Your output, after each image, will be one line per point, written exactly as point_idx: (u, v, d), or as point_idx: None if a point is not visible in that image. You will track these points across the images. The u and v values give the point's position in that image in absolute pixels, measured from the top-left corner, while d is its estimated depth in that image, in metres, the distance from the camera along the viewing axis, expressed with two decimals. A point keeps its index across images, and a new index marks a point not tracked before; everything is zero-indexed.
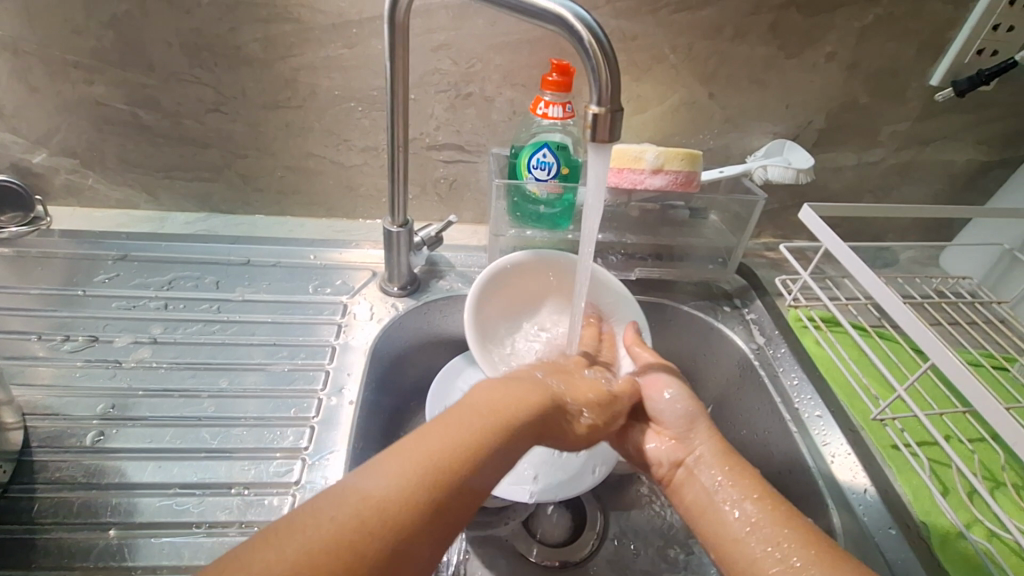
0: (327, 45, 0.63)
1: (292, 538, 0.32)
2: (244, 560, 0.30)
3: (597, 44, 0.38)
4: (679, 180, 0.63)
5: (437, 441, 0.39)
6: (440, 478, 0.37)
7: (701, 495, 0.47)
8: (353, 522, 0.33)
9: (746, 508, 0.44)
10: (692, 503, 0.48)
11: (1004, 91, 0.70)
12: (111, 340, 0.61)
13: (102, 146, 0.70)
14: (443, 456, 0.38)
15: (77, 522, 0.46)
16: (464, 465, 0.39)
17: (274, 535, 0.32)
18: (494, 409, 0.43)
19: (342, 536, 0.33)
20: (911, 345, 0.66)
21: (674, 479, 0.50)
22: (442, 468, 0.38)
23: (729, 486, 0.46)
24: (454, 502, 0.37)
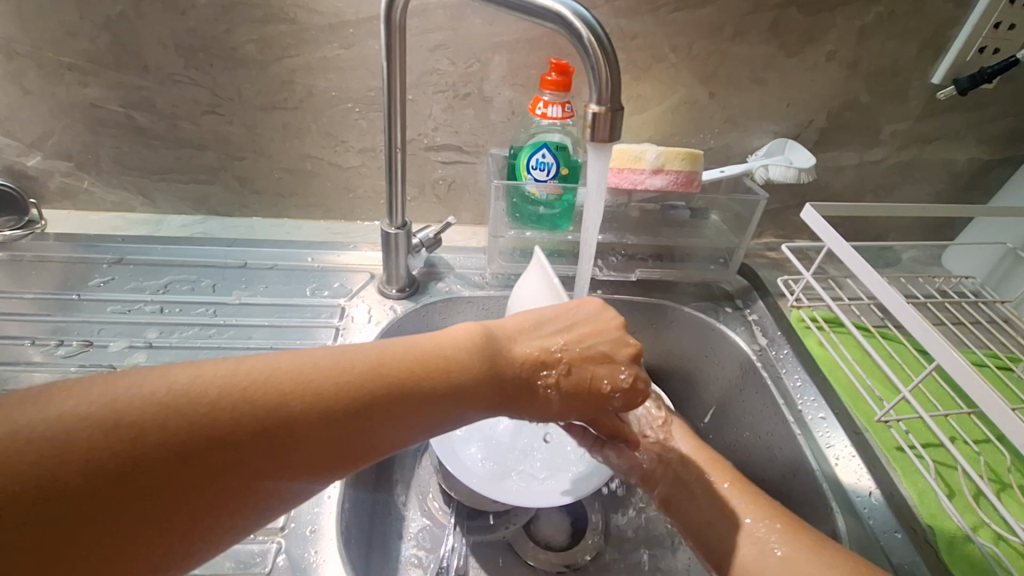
0: (323, 46, 0.63)
1: (139, 384, 0.30)
2: (96, 386, 0.29)
3: (596, 42, 0.37)
4: (680, 181, 0.62)
5: (369, 358, 0.36)
6: (360, 385, 0.35)
7: (704, 506, 0.46)
8: (255, 394, 0.32)
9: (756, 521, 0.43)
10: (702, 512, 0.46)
11: (1007, 89, 0.70)
12: (106, 345, 0.60)
13: (97, 148, 0.70)
14: (369, 372, 0.36)
15: None
16: (385, 380, 0.36)
17: (188, 370, 0.32)
18: (453, 347, 0.39)
19: (172, 399, 0.30)
20: (914, 345, 0.66)
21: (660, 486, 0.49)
22: (364, 377, 0.35)
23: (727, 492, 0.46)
24: (297, 427, 0.32)
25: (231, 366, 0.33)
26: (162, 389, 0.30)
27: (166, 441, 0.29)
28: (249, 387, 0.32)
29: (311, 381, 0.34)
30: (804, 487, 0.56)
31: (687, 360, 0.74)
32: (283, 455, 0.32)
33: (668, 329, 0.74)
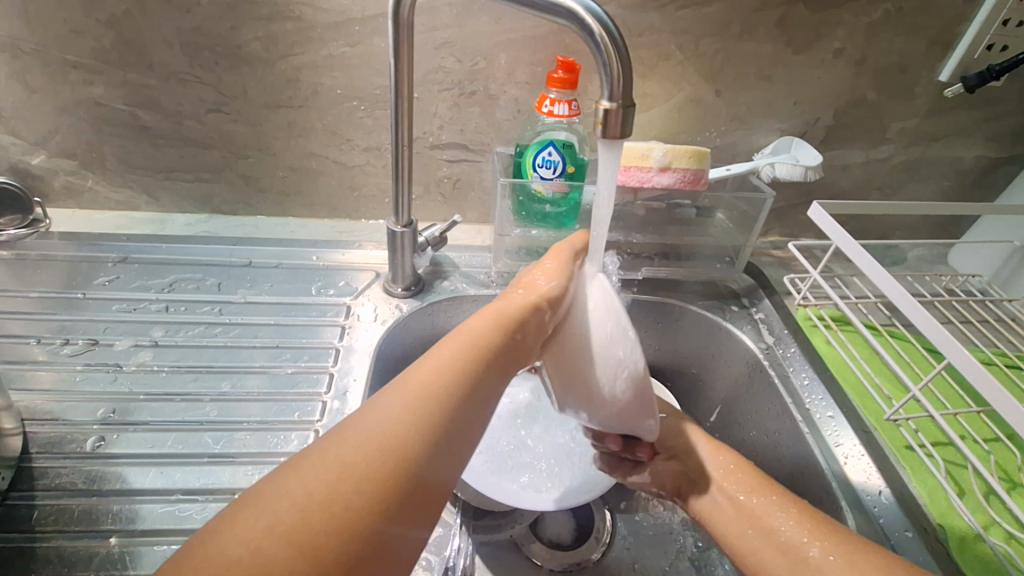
0: (329, 43, 0.62)
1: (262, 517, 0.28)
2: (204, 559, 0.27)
3: (608, 37, 0.37)
4: (687, 178, 0.62)
5: (406, 391, 0.36)
6: (422, 415, 0.35)
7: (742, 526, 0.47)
8: (349, 473, 0.31)
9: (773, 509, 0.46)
10: (723, 507, 0.49)
11: (1014, 87, 0.70)
12: (112, 344, 0.60)
13: (101, 147, 0.69)
14: (420, 398, 0.35)
15: (79, 529, 0.45)
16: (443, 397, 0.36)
17: (268, 496, 0.30)
18: (466, 339, 0.40)
19: (311, 515, 0.29)
20: (923, 344, 0.65)
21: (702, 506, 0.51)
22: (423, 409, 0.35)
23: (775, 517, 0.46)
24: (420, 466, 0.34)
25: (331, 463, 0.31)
26: (269, 525, 0.28)
27: None
28: (338, 476, 0.31)
29: (384, 438, 0.33)
30: (812, 487, 0.56)
31: (693, 359, 0.74)
32: (410, 488, 0.32)
33: (674, 327, 0.74)
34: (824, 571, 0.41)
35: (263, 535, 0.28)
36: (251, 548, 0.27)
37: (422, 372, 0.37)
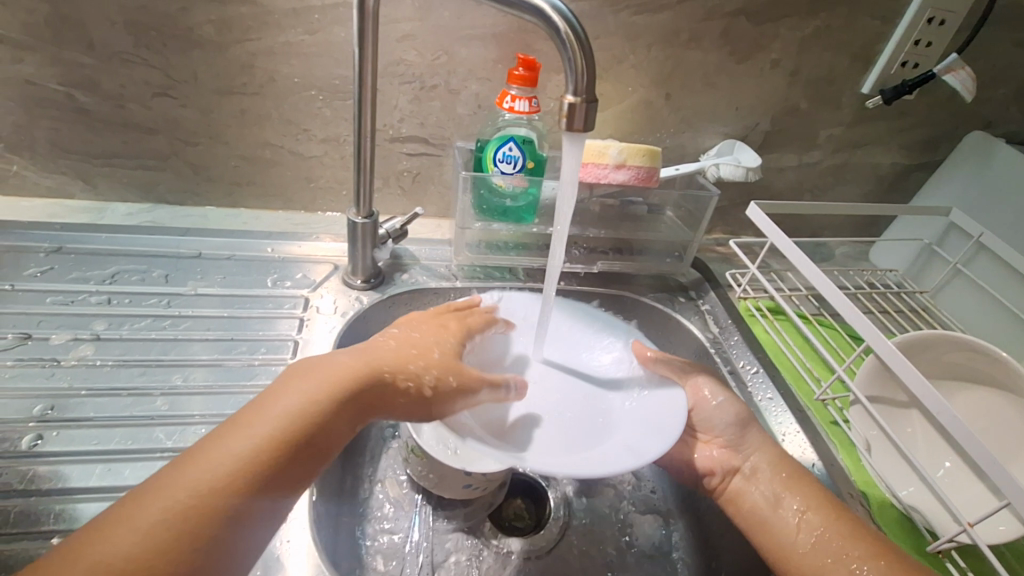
0: (287, 30, 0.61)
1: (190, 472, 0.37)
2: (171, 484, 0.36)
3: (573, 35, 0.39)
4: (640, 176, 0.65)
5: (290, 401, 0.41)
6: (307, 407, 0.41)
7: (755, 511, 0.53)
8: (236, 472, 0.37)
9: (811, 518, 0.50)
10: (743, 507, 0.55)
11: (924, 101, 0.78)
12: (48, 337, 0.56)
13: (31, 129, 0.65)
14: (286, 411, 0.41)
15: (15, 531, 0.42)
16: (323, 404, 0.42)
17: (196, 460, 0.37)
18: (354, 362, 0.46)
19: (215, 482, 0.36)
20: (847, 330, 0.71)
21: (727, 488, 0.57)
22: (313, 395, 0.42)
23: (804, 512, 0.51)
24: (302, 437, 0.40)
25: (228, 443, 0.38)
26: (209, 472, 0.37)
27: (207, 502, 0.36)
28: (224, 466, 0.37)
29: (265, 431, 0.39)
30: None
31: None
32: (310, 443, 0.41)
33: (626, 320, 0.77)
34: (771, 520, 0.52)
35: (144, 527, 0.34)
36: (151, 527, 0.34)
37: (300, 393, 0.42)
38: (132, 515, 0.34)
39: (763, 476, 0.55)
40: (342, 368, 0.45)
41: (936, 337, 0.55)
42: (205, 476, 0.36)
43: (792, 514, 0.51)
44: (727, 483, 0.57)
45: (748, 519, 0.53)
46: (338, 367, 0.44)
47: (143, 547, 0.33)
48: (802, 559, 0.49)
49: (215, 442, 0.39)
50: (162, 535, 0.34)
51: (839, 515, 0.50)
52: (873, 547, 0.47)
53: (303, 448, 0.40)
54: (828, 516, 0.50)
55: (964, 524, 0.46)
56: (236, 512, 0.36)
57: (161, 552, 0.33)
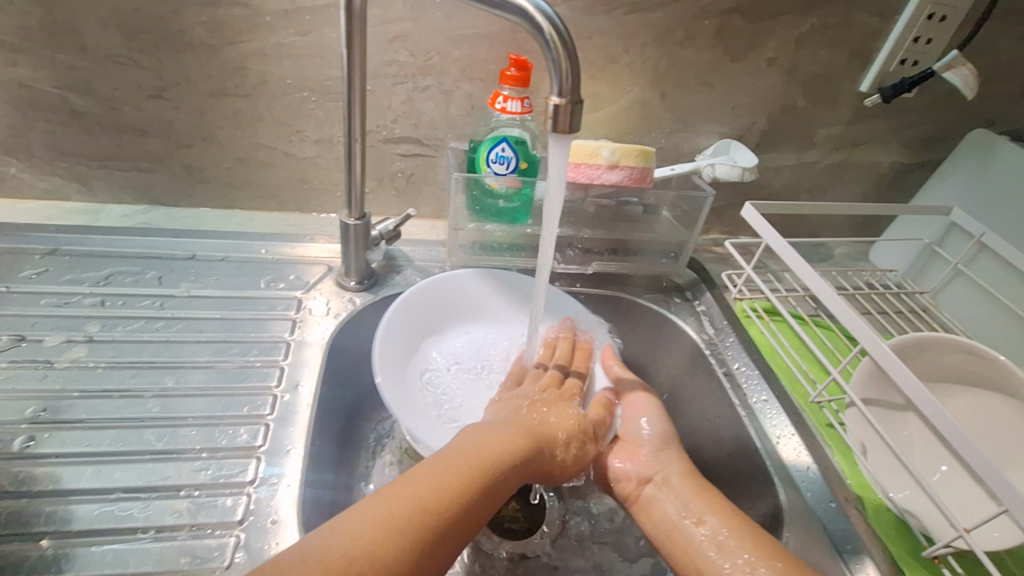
0: (278, 32, 0.61)
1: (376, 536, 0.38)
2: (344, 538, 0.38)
3: (557, 36, 0.39)
4: (633, 176, 0.65)
5: (444, 475, 0.44)
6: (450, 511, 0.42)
7: (667, 514, 0.51)
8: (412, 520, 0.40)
9: (711, 522, 0.49)
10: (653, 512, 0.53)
11: (924, 99, 0.77)
12: (41, 340, 0.57)
13: (27, 131, 0.65)
14: (448, 468, 0.45)
15: (5, 533, 0.43)
16: (478, 471, 0.45)
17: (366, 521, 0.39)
18: (517, 436, 0.50)
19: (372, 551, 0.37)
20: (843, 332, 0.70)
21: (641, 495, 0.54)
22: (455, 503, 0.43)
23: (716, 526, 0.48)
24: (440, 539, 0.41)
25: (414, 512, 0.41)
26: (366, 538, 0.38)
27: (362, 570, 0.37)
28: (403, 513, 0.40)
29: (446, 489, 0.43)
30: (749, 466, 0.60)
31: (641, 351, 0.77)
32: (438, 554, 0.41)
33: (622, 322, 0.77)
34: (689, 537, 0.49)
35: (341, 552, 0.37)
36: (339, 559, 0.36)
37: (449, 451, 0.47)
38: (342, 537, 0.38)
39: (668, 489, 0.53)
40: (498, 421, 0.52)
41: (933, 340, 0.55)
42: (389, 521, 0.39)
43: (697, 524, 0.49)
44: (641, 491, 0.55)
45: (654, 527, 0.52)
46: (493, 448, 0.48)
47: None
48: (706, 562, 0.46)
49: (398, 491, 0.42)
50: (346, 563, 0.36)
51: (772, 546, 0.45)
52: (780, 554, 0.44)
53: (459, 523, 0.42)
54: (746, 527, 0.47)
55: (961, 530, 0.45)
56: (405, 559, 0.38)
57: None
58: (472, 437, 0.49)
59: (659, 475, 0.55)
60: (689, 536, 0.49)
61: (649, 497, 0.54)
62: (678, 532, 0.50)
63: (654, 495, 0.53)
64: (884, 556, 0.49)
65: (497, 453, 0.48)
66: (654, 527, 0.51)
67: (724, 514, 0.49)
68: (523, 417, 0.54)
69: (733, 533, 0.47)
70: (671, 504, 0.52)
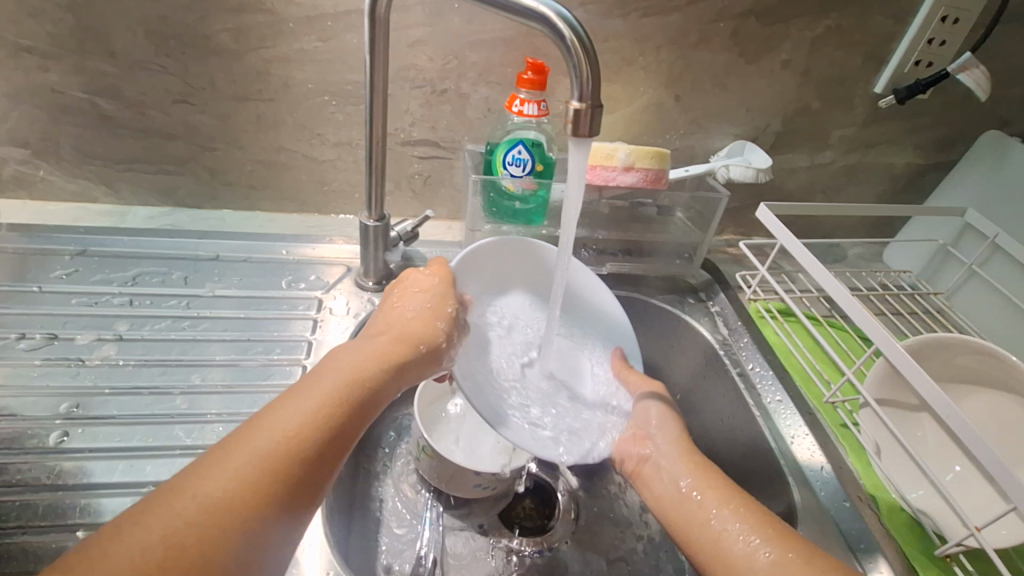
0: (300, 37, 0.63)
1: (159, 523, 0.31)
2: (145, 519, 0.31)
3: (578, 41, 0.40)
4: (649, 178, 0.65)
5: (306, 402, 0.39)
6: (284, 456, 0.36)
7: (667, 489, 0.46)
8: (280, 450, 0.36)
9: (713, 504, 0.44)
10: (657, 490, 0.47)
11: (939, 100, 0.77)
12: (72, 338, 0.59)
13: (57, 136, 0.67)
14: (314, 401, 0.39)
15: (43, 524, 0.44)
16: (357, 387, 0.41)
17: (181, 491, 0.33)
18: (384, 350, 0.45)
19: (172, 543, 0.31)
20: (858, 333, 0.71)
21: (641, 472, 0.49)
22: (279, 458, 0.36)
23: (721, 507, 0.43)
24: (294, 487, 0.36)
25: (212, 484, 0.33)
26: (180, 517, 0.32)
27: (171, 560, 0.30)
28: (271, 443, 0.36)
29: (313, 409, 0.39)
30: (763, 465, 0.60)
31: (654, 352, 0.78)
32: (289, 507, 0.35)
33: (636, 322, 0.77)
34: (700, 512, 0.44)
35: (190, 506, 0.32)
36: (196, 510, 0.32)
37: (310, 389, 0.40)
38: (180, 494, 0.33)
39: (665, 465, 0.48)
40: (356, 360, 0.43)
41: (951, 343, 0.55)
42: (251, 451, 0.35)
43: (693, 499, 0.45)
44: (642, 466, 0.49)
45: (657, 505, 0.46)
46: (353, 364, 0.43)
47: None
48: (715, 537, 0.42)
49: (255, 427, 0.37)
50: (187, 521, 0.32)
51: (784, 532, 0.41)
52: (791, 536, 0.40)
53: (331, 437, 0.38)
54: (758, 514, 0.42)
55: (974, 529, 0.45)
56: (284, 485, 0.35)
57: (202, 537, 0.31)
58: (359, 353, 0.44)
59: (653, 449, 0.50)
60: (692, 515, 0.44)
61: (647, 481, 0.48)
62: (691, 508, 0.44)
63: (652, 475, 0.48)
64: (897, 554, 0.50)
65: (361, 368, 0.43)
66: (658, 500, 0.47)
67: (724, 493, 0.45)
68: (395, 352, 0.45)
69: (743, 517, 0.42)
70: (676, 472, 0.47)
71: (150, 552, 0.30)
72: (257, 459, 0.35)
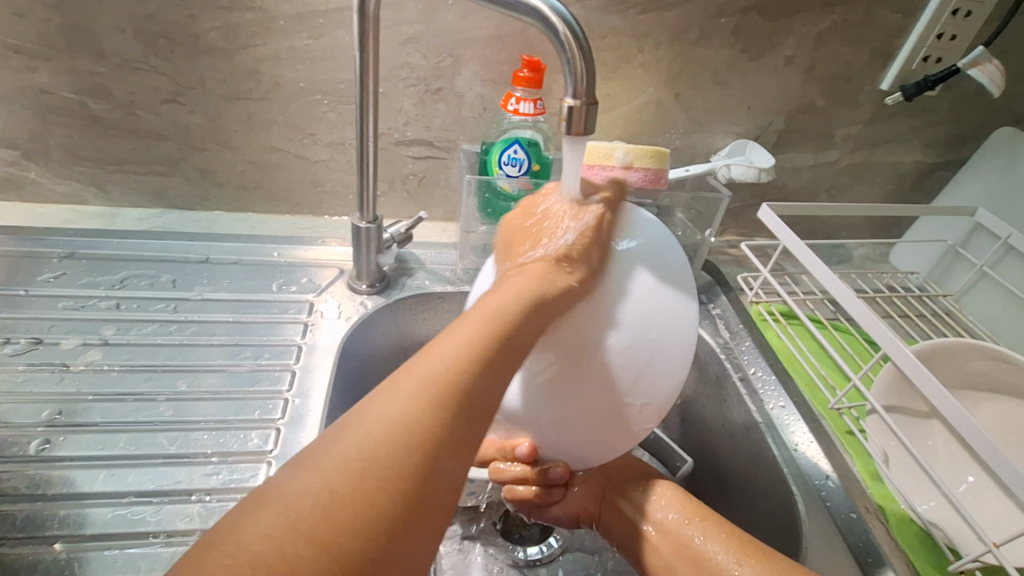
0: (291, 35, 0.61)
1: (324, 481, 0.29)
2: (307, 483, 0.29)
3: (572, 36, 0.38)
4: (648, 178, 0.63)
5: (449, 349, 0.37)
6: (444, 396, 0.34)
7: (630, 526, 0.52)
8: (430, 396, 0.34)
9: (683, 529, 0.49)
10: (626, 530, 0.52)
11: (947, 97, 0.75)
12: (58, 343, 0.57)
13: (45, 137, 0.66)
14: (468, 342, 0.37)
15: (21, 536, 0.43)
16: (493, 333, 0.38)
17: (312, 463, 0.30)
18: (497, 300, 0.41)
19: (347, 492, 0.29)
20: (864, 336, 0.69)
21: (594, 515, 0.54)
22: (434, 399, 0.33)
23: (686, 524, 0.49)
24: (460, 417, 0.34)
25: (373, 429, 0.31)
26: (336, 474, 0.29)
27: (367, 508, 0.29)
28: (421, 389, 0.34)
29: (460, 361, 0.36)
30: (765, 474, 0.58)
31: None
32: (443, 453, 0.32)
33: None
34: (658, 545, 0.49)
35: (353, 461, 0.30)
36: (358, 459, 0.30)
37: (464, 333, 0.38)
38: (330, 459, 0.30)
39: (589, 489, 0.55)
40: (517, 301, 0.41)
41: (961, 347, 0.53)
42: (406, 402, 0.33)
43: (664, 525, 0.50)
44: (592, 508, 0.54)
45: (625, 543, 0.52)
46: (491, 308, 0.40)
47: (349, 536, 0.27)
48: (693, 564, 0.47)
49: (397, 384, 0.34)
50: (355, 483, 0.29)
51: (751, 546, 0.46)
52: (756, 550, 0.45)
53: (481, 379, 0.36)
54: (730, 530, 0.48)
55: (990, 544, 0.43)
56: (443, 433, 0.32)
57: (371, 499, 0.29)
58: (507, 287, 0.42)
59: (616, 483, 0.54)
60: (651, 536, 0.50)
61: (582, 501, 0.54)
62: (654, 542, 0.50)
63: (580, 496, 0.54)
64: (907, 569, 0.48)
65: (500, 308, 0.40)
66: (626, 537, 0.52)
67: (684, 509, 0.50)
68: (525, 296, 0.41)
69: (726, 547, 0.46)
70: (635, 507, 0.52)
71: (324, 493, 0.28)
72: (388, 414, 0.32)
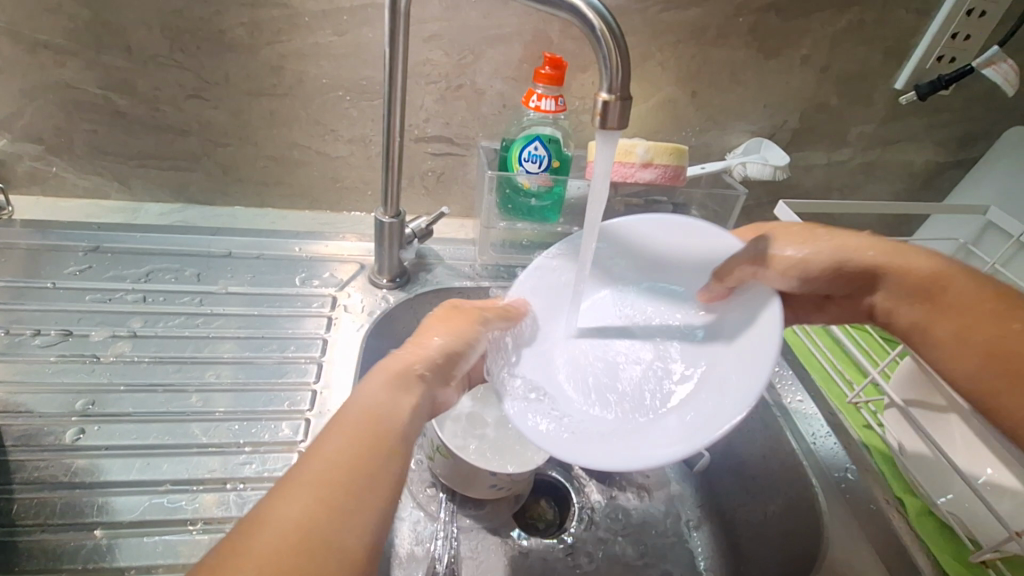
0: (316, 32, 0.62)
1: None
2: None
3: (607, 29, 0.39)
4: (667, 175, 0.64)
5: (334, 443, 0.35)
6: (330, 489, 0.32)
7: (859, 314, 0.48)
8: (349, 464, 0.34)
9: (906, 309, 0.43)
10: (853, 309, 0.48)
11: (960, 96, 0.76)
12: (87, 334, 0.58)
13: (72, 132, 0.67)
14: (346, 430, 0.36)
15: (62, 522, 0.44)
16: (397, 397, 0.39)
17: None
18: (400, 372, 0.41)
19: None
20: (880, 332, 0.70)
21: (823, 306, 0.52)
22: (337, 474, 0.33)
23: (905, 271, 0.43)
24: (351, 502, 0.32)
25: (261, 520, 0.30)
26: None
27: None
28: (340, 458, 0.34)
29: (349, 452, 0.34)
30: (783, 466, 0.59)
31: None
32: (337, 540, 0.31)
33: None
34: (886, 308, 0.45)
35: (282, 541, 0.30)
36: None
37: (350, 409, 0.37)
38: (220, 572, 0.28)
39: (842, 232, 0.45)
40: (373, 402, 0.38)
41: None
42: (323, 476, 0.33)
43: (886, 313, 0.45)
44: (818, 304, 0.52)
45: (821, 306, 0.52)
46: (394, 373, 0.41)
47: None
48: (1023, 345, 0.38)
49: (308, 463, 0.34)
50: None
51: (999, 303, 0.40)
52: (1008, 304, 0.40)
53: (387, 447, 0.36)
54: (977, 295, 0.41)
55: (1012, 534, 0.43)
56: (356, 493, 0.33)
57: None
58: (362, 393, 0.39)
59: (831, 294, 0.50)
60: (836, 236, 0.45)
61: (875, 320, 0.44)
62: (882, 268, 0.43)
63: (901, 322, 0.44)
64: None
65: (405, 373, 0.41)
66: (843, 310, 0.50)
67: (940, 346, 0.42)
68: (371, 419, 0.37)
69: (931, 267, 0.43)
70: (868, 241, 0.45)
71: None
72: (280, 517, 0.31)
